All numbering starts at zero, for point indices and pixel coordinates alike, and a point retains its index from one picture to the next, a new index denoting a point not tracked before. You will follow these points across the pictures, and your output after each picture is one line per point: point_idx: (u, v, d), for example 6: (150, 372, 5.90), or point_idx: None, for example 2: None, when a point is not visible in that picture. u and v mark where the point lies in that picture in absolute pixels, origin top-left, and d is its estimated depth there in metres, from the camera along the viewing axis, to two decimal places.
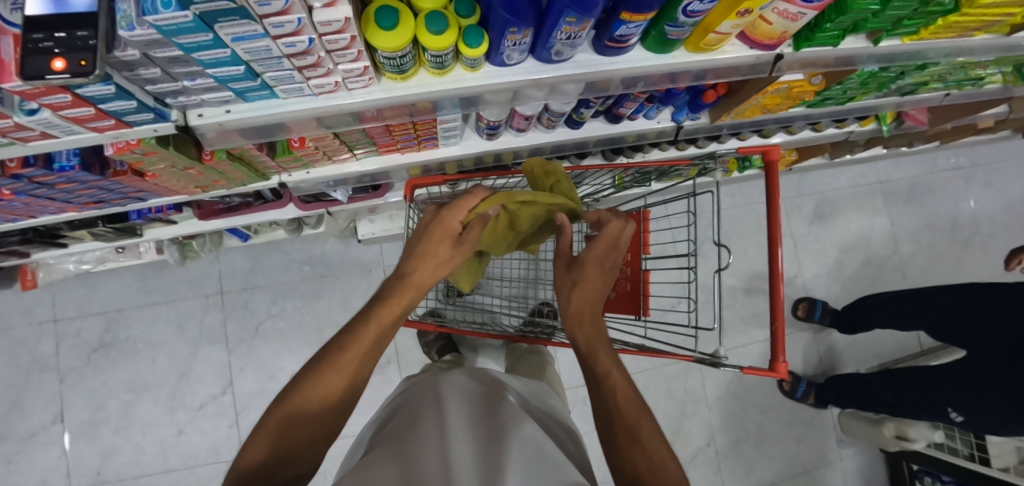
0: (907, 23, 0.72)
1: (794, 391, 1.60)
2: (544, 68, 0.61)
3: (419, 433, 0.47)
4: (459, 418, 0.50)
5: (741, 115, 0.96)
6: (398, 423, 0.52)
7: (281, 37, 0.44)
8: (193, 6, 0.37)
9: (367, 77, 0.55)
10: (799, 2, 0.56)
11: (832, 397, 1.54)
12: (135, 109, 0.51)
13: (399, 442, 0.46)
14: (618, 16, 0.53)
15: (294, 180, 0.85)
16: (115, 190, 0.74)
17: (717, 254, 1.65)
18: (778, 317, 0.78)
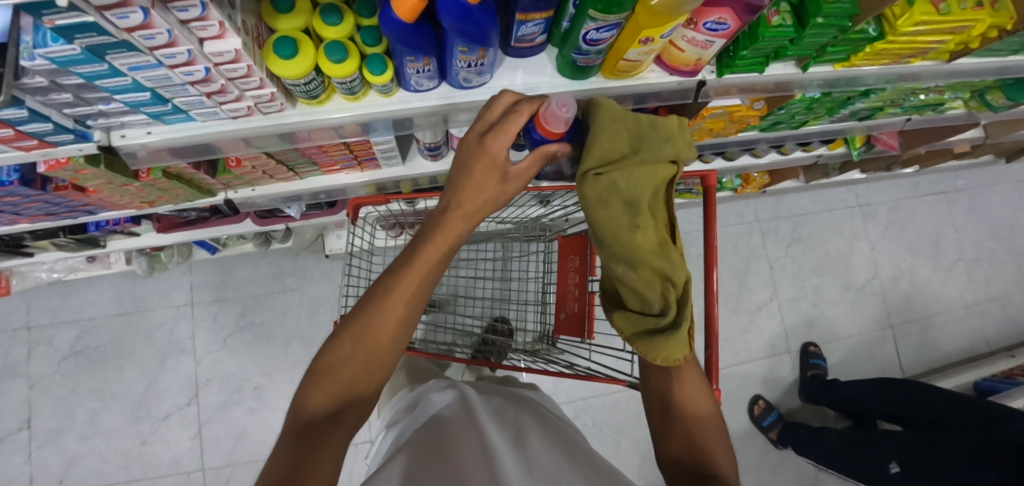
0: (832, 50, 0.72)
1: (761, 418, 1.57)
2: (460, 93, 0.63)
3: (454, 443, 0.51)
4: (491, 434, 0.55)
5: (689, 138, 0.97)
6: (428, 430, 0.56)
7: (177, 67, 0.46)
8: (77, 40, 0.40)
9: (279, 102, 0.57)
10: (703, 29, 0.58)
11: (793, 440, 1.48)
12: (54, 131, 0.53)
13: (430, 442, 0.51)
14: (514, 17, 0.55)
15: (240, 197, 0.86)
16: (62, 204, 0.76)
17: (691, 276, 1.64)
18: (712, 343, 0.79)
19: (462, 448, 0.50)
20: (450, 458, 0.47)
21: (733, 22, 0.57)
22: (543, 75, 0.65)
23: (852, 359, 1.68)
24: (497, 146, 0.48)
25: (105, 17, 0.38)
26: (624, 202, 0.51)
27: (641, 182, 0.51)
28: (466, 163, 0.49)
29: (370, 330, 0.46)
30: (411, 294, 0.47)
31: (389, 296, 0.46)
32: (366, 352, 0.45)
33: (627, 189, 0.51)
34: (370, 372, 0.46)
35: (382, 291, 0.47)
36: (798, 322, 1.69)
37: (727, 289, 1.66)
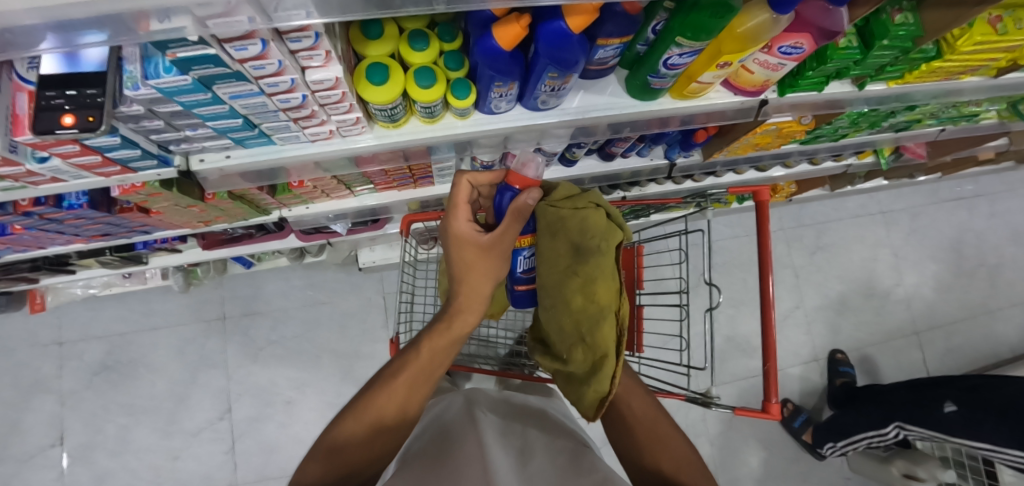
0: (890, 70, 0.73)
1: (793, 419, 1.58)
2: (532, 116, 0.64)
3: (461, 433, 0.57)
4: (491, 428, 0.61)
5: (734, 153, 0.98)
6: (438, 425, 0.63)
7: (276, 94, 0.46)
8: (192, 71, 0.40)
9: (360, 126, 0.57)
10: (777, 53, 0.59)
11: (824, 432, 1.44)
12: (140, 157, 0.53)
13: (431, 453, 0.52)
14: (594, 42, 0.55)
15: (294, 215, 0.87)
16: (121, 225, 0.77)
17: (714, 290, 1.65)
18: (771, 358, 0.79)
19: (464, 438, 0.55)
20: (448, 449, 0.52)
21: (809, 46, 0.57)
22: (605, 95, 0.67)
23: (879, 366, 1.68)
24: (462, 224, 0.56)
25: (225, 49, 0.38)
26: (573, 244, 0.60)
27: (576, 232, 0.60)
28: (453, 255, 0.57)
29: (372, 404, 0.53)
30: (415, 372, 0.55)
31: (398, 373, 0.55)
32: (366, 424, 0.52)
33: (570, 235, 0.60)
34: (377, 436, 0.52)
35: (400, 363, 0.56)
36: (824, 330, 1.69)
37: (753, 298, 1.67)
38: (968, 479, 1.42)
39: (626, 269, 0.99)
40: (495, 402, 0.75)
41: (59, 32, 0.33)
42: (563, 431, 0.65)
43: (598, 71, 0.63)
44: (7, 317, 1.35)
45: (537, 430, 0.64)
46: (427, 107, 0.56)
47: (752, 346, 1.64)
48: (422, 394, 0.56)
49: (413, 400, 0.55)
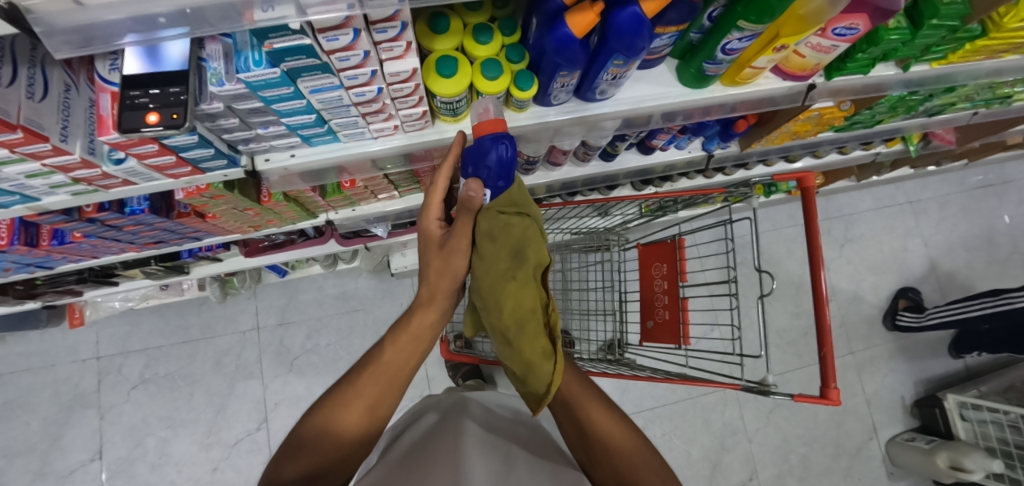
0: (935, 50, 0.73)
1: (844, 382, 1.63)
2: (587, 107, 0.65)
3: (439, 448, 0.58)
4: (474, 438, 0.61)
5: (771, 142, 0.98)
6: (420, 440, 0.63)
7: (353, 88, 0.47)
8: (283, 64, 0.41)
9: (423, 120, 0.58)
10: (831, 36, 0.59)
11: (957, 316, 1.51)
12: (212, 157, 0.54)
13: (416, 458, 0.57)
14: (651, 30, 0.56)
15: (340, 218, 0.88)
16: (176, 231, 0.78)
17: (759, 279, 1.61)
18: (825, 343, 0.77)
19: (440, 452, 0.57)
20: (423, 464, 0.54)
21: (864, 26, 0.57)
22: (652, 83, 0.67)
23: (915, 358, 1.67)
24: (432, 221, 0.53)
25: (318, 40, 0.39)
26: (508, 249, 0.50)
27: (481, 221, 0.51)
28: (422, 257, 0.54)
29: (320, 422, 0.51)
30: (377, 374, 0.52)
31: (354, 384, 0.52)
32: (329, 433, 0.50)
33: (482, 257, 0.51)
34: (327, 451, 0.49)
35: (354, 375, 0.53)
36: (857, 323, 1.68)
37: (782, 292, 1.65)
38: (1017, 469, 1.37)
39: (669, 262, 0.99)
40: (483, 413, 0.74)
41: (157, 23, 0.34)
42: (543, 453, 0.65)
43: (650, 61, 0.65)
44: (48, 333, 1.38)
45: (519, 445, 0.64)
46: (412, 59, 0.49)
47: (784, 341, 1.63)
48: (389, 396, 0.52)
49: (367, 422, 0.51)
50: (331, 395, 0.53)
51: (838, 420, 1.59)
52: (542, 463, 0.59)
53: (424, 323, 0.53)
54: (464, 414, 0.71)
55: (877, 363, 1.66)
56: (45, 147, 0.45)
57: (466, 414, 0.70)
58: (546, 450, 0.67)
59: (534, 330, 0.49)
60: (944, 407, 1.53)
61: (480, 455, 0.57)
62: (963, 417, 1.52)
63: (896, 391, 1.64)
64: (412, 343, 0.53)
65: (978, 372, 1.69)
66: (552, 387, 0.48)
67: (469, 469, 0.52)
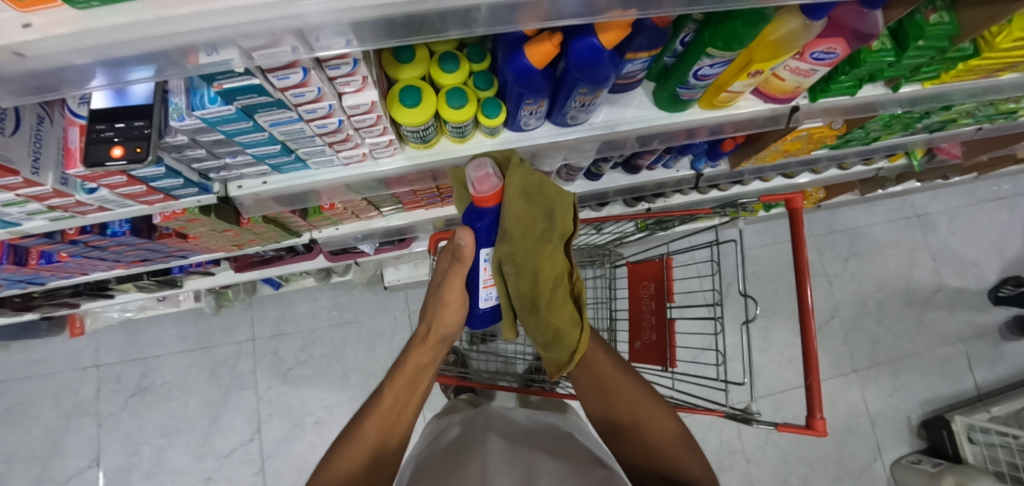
0: (925, 70, 0.71)
1: (853, 397, 1.58)
2: (561, 132, 0.64)
3: (461, 467, 0.54)
4: (498, 457, 0.56)
5: (762, 161, 0.96)
6: (443, 456, 0.59)
7: (314, 120, 0.47)
8: (236, 101, 0.41)
9: (393, 147, 0.58)
10: (810, 59, 0.57)
11: None
12: (182, 185, 0.55)
13: (440, 471, 0.54)
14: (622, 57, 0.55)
15: (324, 237, 0.89)
16: (161, 250, 0.79)
17: (743, 305, 1.57)
18: (812, 371, 0.75)
19: (461, 473, 0.53)
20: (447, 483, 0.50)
21: (842, 50, 0.56)
22: (627, 108, 0.66)
23: (922, 377, 1.62)
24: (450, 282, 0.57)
25: (268, 79, 0.39)
26: (542, 210, 0.57)
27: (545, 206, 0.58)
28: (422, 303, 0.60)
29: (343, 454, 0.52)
30: (388, 404, 0.56)
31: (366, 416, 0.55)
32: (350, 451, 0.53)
33: (525, 221, 0.56)
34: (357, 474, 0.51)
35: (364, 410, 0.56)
36: (862, 340, 1.63)
37: (784, 307, 1.61)
38: None
39: (657, 281, 0.98)
40: (507, 423, 0.70)
41: (111, 69, 0.35)
42: (576, 448, 0.62)
43: (626, 86, 0.63)
44: (50, 341, 1.41)
45: (546, 453, 0.59)
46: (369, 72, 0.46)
47: (785, 358, 1.59)
48: (400, 424, 0.56)
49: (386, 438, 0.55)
50: (347, 432, 0.55)
51: (841, 440, 1.55)
52: (572, 471, 0.54)
53: (424, 359, 0.59)
54: (489, 429, 0.66)
55: (883, 382, 1.61)
56: (16, 180, 0.45)
57: (488, 429, 0.66)
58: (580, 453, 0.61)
59: (563, 298, 0.60)
60: (952, 429, 1.47)
61: (503, 473, 0.53)
62: (971, 440, 1.47)
63: (903, 411, 1.59)
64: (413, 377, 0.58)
65: (989, 392, 1.63)
66: (575, 353, 0.60)
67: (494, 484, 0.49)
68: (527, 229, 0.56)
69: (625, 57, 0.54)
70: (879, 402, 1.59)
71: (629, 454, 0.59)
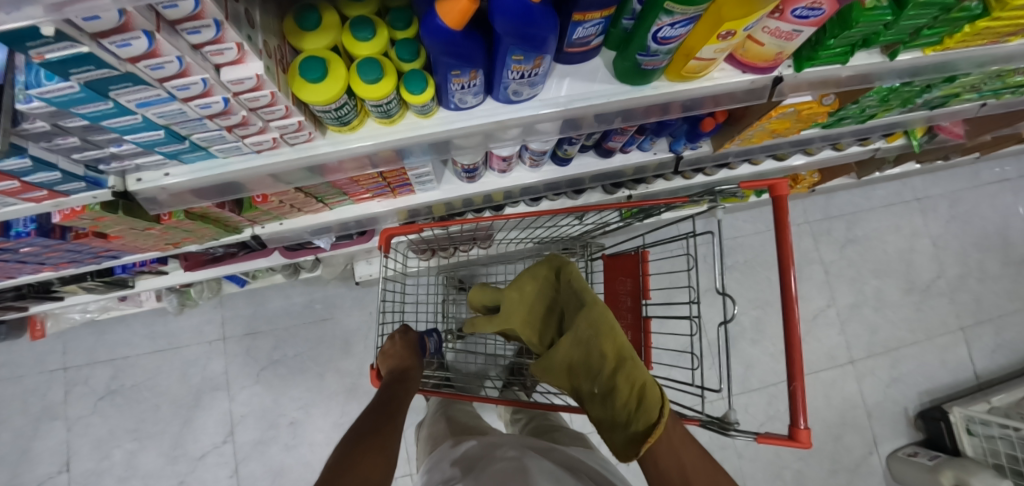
0: (926, 34, 0.63)
1: (850, 389, 1.52)
2: (505, 109, 0.56)
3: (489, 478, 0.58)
4: (526, 463, 0.61)
5: (747, 142, 0.88)
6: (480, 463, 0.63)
7: (192, 99, 0.40)
8: (73, 76, 0.34)
9: (307, 131, 0.50)
10: (791, 18, 0.49)
11: None
12: (63, 180, 0.48)
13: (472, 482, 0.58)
14: (570, 18, 0.47)
15: (267, 232, 0.81)
16: (86, 251, 0.72)
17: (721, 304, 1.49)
18: (796, 376, 0.69)
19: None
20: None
21: (829, 6, 0.47)
22: (591, 82, 0.58)
23: (922, 367, 1.56)
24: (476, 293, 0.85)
25: (103, 46, 0.32)
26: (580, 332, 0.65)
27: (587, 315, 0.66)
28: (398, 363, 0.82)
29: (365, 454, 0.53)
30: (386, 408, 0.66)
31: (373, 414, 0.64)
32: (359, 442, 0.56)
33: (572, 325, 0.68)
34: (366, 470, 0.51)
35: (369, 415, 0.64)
36: (860, 329, 1.56)
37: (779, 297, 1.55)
38: None
39: (633, 277, 0.90)
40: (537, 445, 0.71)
41: None
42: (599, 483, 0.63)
43: (589, 52, 0.55)
44: (15, 344, 1.36)
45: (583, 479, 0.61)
46: (249, 36, 0.38)
47: (779, 349, 1.52)
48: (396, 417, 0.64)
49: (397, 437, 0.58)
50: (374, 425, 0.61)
51: (837, 433, 1.49)
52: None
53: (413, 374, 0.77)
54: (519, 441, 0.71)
55: (881, 373, 1.54)
56: None
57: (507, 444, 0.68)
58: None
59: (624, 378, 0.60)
60: (950, 421, 1.42)
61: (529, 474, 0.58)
62: (969, 432, 1.42)
63: (902, 403, 1.53)
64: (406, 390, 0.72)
65: (990, 381, 1.57)
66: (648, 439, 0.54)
67: None
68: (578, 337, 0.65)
69: (574, 17, 0.46)
70: (877, 393, 1.53)
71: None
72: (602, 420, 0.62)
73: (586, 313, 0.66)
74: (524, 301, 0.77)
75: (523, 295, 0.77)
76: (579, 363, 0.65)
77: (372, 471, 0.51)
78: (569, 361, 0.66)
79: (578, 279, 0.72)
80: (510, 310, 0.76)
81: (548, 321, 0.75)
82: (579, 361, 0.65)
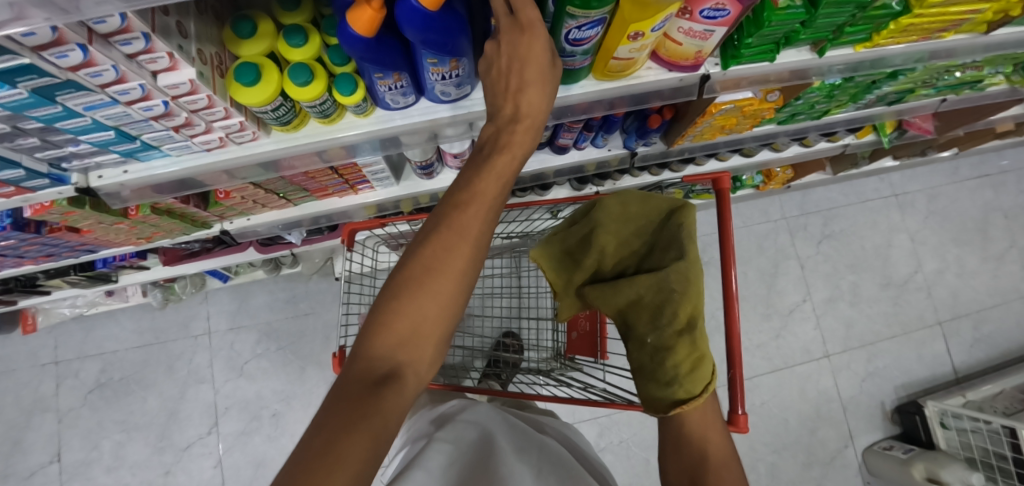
0: (850, 31, 0.65)
1: (826, 383, 1.54)
2: (439, 109, 0.59)
3: (472, 448, 0.58)
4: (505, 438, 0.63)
5: (700, 137, 0.91)
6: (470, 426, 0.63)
7: (134, 103, 0.44)
8: (20, 84, 0.38)
9: (251, 131, 0.54)
10: (700, 19, 0.52)
11: None
12: (27, 177, 0.52)
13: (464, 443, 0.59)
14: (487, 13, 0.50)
15: (236, 227, 0.86)
16: (61, 245, 0.76)
17: None
18: (735, 363, 0.72)
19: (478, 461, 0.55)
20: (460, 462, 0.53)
21: (733, 7, 0.50)
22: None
23: (898, 361, 1.57)
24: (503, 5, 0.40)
25: (44, 58, 0.36)
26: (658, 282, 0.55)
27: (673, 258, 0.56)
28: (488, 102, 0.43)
29: (406, 290, 0.36)
30: (444, 242, 0.37)
31: (428, 240, 0.37)
32: (388, 323, 0.35)
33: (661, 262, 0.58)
34: (412, 347, 0.35)
35: (418, 240, 0.38)
36: (835, 324, 1.58)
37: (754, 293, 1.57)
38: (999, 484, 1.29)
39: None
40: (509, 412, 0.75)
41: None
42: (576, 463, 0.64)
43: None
44: (9, 339, 1.41)
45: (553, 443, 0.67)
46: (181, 45, 0.42)
47: (754, 344, 1.54)
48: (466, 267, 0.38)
49: (463, 290, 0.37)
50: (429, 226, 0.38)
51: (811, 426, 1.51)
52: (579, 470, 0.60)
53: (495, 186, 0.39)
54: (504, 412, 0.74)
55: (856, 367, 1.56)
56: None
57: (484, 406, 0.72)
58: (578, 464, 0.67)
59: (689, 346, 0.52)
60: (924, 414, 1.43)
61: (508, 447, 0.60)
62: (944, 425, 1.43)
63: (877, 397, 1.54)
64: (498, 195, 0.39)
65: (967, 375, 1.57)
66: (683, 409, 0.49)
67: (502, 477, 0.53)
68: (657, 286, 0.55)
69: None
70: (853, 388, 1.54)
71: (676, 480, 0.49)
72: (641, 368, 0.56)
73: (683, 267, 0.54)
74: (626, 220, 0.63)
75: (625, 210, 0.63)
76: (648, 307, 0.55)
77: (417, 351, 0.36)
78: (635, 298, 0.57)
79: (692, 227, 0.58)
80: (603, 218, 0.62)
81: (633, 250, 0.63)
82: (653, 310, 0.55)
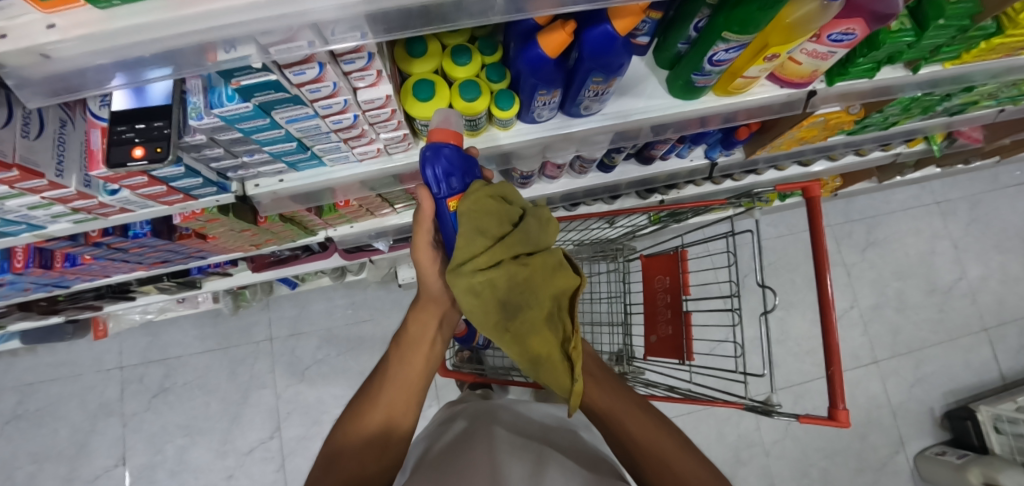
0: (945, 50, 0.70)
1: (875, 389, 1.55)
2: (572, 123, 0.63)
3: (468, 454, 0.55)
4: (502, 442, 0.58)
5: (777, 149, 0.95)
6: (452, 442, 0.61)
7: (329, 116, 0.48)
8: (254, 98, 0.42)
9: (407, 143, 0.59)
10: (827, 42, 0.56)
11: None
12: (201, 185, 0.56)
13: (450, 453, 0.57)
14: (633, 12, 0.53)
15: (338, 235, 0.89)
16: (180, 251, 0.80)
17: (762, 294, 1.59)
18: (834, 362, 0.74)
19: (473, 463, 0.52)
20: (457, 468, 0.51)
21: (861, 31, 0.54)
22: (657, 101, 0.65)
23: (946, 367, 1.58)
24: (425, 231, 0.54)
25: (285, 75, 0.40)
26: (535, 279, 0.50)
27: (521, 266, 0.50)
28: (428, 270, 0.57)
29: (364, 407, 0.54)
30: (394, 388, 0.55)
31: (381, 385, 0.55)
32: (353, 421, 0.53)
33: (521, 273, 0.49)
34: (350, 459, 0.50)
35: (375, 382, 0.56)
36: (883, 331, 1.60)
37: (802, 299, 1.59)
38: None
39: (671, 275, 0.96)
40: (512, 418, 0.69)
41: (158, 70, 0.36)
42: (585, 461, 0.56)
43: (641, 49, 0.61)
44: (74, 344, 1.44)
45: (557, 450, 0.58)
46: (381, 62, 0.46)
47: (804, 349, 1.56)
48: (411, 405, 0.55)
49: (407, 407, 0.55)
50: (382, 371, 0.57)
51: (862, 432, 1.52)
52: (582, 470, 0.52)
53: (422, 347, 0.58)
54: (491, 412, 0.70)
55: (905, 373, 1.57)
56: (41, 182, 0.47)
57: (495, 420, 0.66)
58: (585, 458, 0.58)
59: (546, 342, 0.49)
60: (977, 419, 1.44)
61: (505, 446, 0.57)
62: (997, 430, 1.44)
63: (926, 403, 1.56)
64: (423, 358, 0.58)
65: (1015, 381, 1.59)
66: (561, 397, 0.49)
67: (505, 471, 0.49)
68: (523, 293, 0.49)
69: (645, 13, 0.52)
70: (902, 393, 1.56)
71: (649, 481, 0.50)
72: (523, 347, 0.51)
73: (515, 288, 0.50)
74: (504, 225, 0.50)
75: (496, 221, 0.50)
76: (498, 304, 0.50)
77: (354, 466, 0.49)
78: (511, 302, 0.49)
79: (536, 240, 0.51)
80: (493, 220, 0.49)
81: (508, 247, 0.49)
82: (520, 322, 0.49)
